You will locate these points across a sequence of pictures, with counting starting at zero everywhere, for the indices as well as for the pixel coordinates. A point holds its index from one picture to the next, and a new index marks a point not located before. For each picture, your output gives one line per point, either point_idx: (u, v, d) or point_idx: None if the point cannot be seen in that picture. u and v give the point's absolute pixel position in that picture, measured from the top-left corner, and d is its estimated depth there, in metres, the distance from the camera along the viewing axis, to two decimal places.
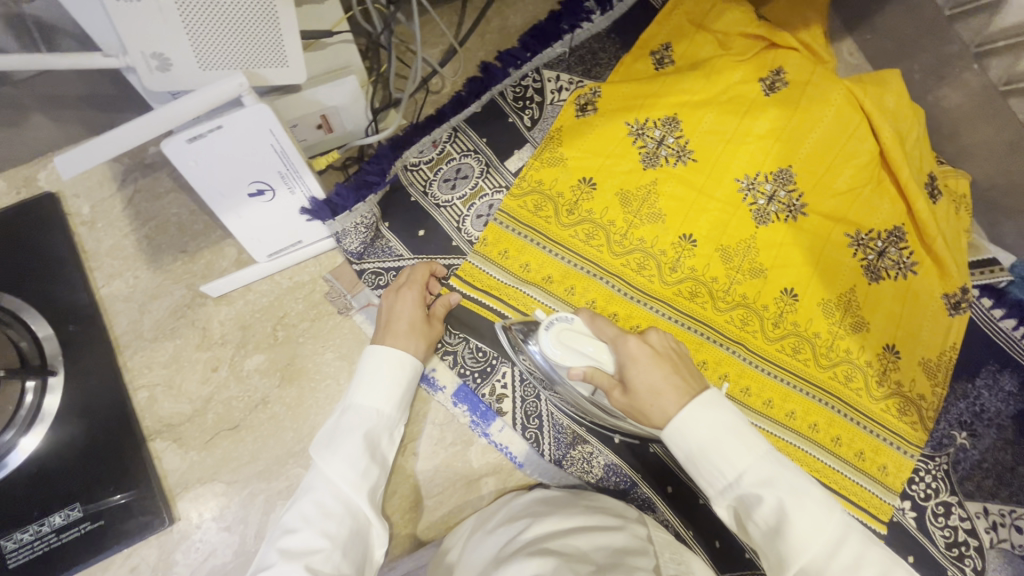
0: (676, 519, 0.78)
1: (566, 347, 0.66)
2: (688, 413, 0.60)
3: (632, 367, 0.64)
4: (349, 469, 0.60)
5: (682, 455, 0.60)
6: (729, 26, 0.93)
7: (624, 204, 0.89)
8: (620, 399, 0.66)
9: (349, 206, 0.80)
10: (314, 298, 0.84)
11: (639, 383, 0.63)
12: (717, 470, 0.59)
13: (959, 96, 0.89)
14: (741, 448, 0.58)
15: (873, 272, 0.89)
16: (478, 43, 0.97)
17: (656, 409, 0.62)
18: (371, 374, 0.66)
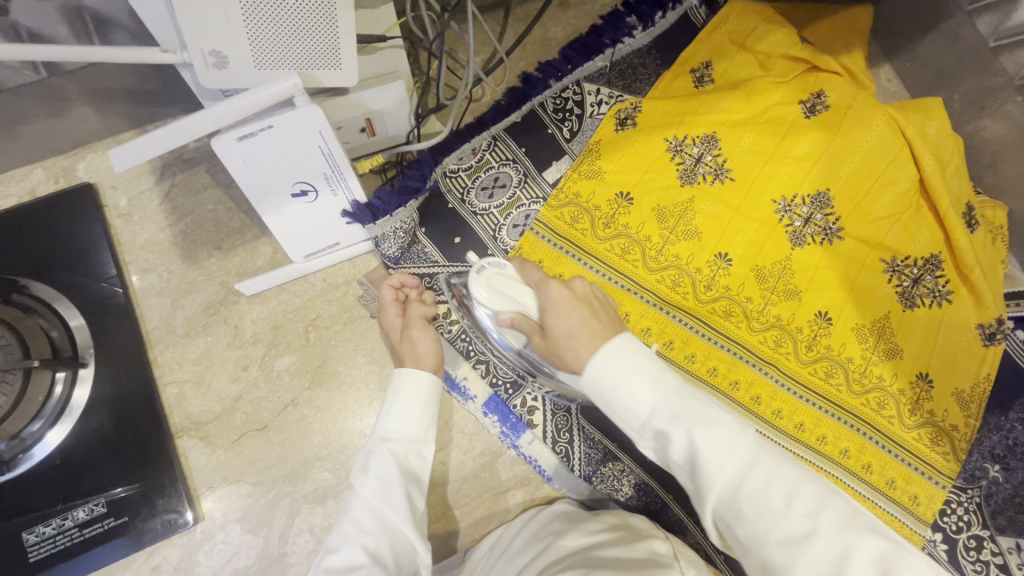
0: (708, 543, 0.76)
1: (494, 291, 0.69)
2: (601, 357, 0.57)
3: (552, 311, 0.65)
4: (383, 488, 0.58)
5: (596, 397, 0.58)
6: (771, 47, 0.93)
7: (660, 220, 0.89)
8: (542, 344, 0.67)
9: (390, 210, 0.79)
10: (347, 301, 0.83)
11: (557, 326, 0.64)
12: (627, 409, 0.55)
13: (1000, 127, 0.89)
14: (646, 379, 0.55)
15: (908, 299, 0.88)
16: (520, 54, 0.97)
17: (571, 352, 0.62)
18: (397, 394, 0.65)
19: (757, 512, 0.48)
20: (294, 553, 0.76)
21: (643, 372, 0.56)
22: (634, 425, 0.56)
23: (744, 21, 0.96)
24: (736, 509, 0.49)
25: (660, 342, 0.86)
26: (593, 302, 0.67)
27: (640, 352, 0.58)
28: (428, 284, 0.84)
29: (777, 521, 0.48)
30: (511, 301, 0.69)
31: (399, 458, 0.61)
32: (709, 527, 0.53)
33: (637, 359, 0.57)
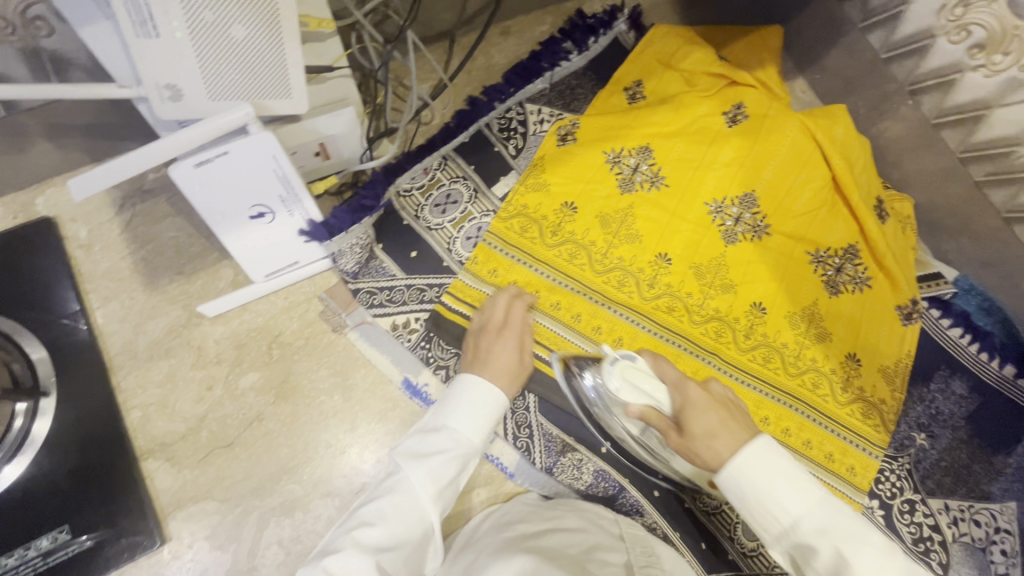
0: (664, 522, 0.81)
1: (628, 383, 0.67)
2: (749, 460, 0.60)
3: (692, 411, 0.67)
4: (432, 487, 0.66)
5: (737, 498, 0.62)
6: (694, 65, 1.03)
7: (604, 226, 0.96)
8: (675, 438, 0.69)
9: (345, 228, 0.82)
10: (309, 317, 0.87)
11: (695, 425, 0.66)
12: (771, 518, 0.59)
13: (899, 128, 0.99)
14: (798, 491, 0.58)
15: (832, 287, 0.96)
16: (466, 79, 1.04)
17: (712, 450, 0.64)
18: (463, 401, 0.72)
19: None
20: (263, 567, 0.77)
21: (792, 483, 0.59)
22: (774, 531, 0.59)
23: (668, 43, 1.05)
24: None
25: (611, 339, 0.90)
26: (730, 406, 0.69)
27: (788, 461, 0.61)
28: (387, 296, 0.87)
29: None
30: (647, 394, 0.68)
31: (452, 460, 0.69)
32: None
33: (789, 473, 0.59)
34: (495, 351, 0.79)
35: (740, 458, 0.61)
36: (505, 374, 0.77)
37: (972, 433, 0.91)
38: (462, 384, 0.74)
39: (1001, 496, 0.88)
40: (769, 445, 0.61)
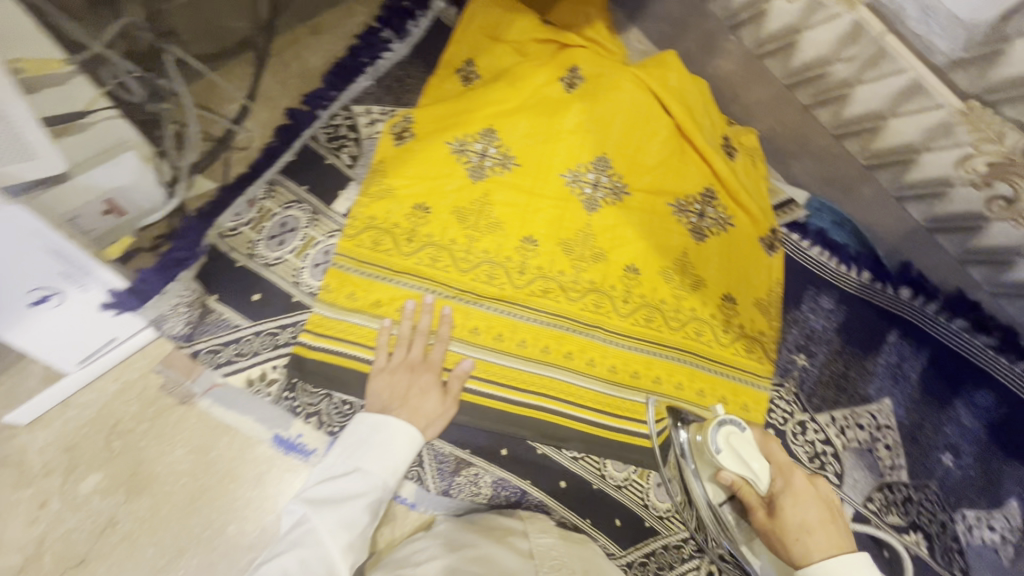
0: (572, 514, 0.82)
1: (734, 450, 0.63)
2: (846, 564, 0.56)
3: (790, 496, 0.62)
4: (343, 531, 0.60)
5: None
6: (521, 35, 0.99)
7: (462, 221, 0.90)
8: (760, 518, 0.63)
9: (158, 289, 0.74)
10: (148, 395, 0.77)
11: (789, 511, 0.61)
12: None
13: (730, 64, 1.01)
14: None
15: (698, 233, 0.97)
16: (280, 89, 0.94)
17: (799, 540, 0.59)
18: (379, 440, 0.68)
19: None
20: None
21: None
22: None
23: (491, 15, 1.00)
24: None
25: (492, 337, 0.86)
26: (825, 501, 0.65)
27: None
28: (236, 351, 0.78)
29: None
30: (745, 465, 0.63)
31: (365, 505, 0.63)
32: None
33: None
34: (418, 397, 0.75)
35: (833, 559, 0.57)
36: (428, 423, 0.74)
37: (845, 343, 0.96)
38: (376, 419, 0.69)
39: (877, 395, 0.93)
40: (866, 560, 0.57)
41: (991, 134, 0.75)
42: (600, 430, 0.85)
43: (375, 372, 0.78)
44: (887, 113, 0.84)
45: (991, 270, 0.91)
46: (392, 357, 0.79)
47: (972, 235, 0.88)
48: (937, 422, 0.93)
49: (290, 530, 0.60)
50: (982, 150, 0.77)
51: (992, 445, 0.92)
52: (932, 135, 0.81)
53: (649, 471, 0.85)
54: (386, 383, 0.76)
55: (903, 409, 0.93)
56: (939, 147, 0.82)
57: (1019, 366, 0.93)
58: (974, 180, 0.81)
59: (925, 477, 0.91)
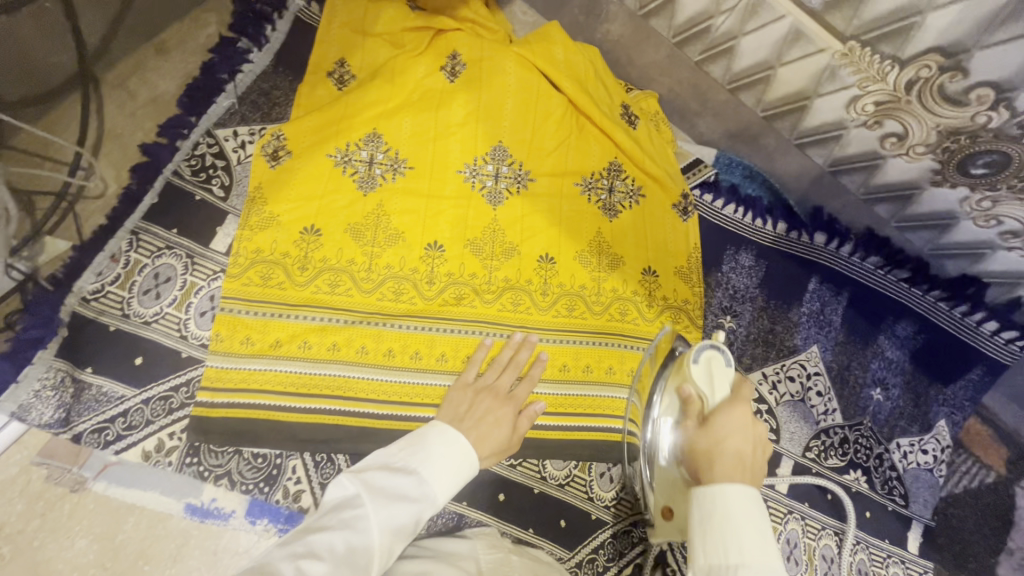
0: (512, 525, 0.81)
1: (707, 367, 0.66)
2: (733, 486, 0.51)
3: (727, 418, 0.60)
4: (392, 531, 0.57)
5: (695, 516, 0.51)
6: (391, 25, 0.91)
7: (357, 239, 0.83)
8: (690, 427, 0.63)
9: (14, 378, 0.69)
10: (35, 489, 0.70)
11: (717, 429, 0.59)
12: (710, 549, 0.48)
13: (617, 28, 0.96)
14: (748, 549, 0.47)
15: (611, 210, 0.92)
16: (133, 124, 0.85)
17: (709, 454, 0.56)
18: (448, 451, 0.66)
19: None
20: None
21: (746, 535, 0.48)
22: (703, 562, 0.48)
23: (355, 9, 0.92)
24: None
25: (408, 357, 0.80)
26: (760, 445, 0.59)
27: (763, 526, 0.49)
28: (124, 424, 0.72)
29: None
30: (708, 383, 0.65)
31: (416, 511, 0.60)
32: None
33: (757, 532, 0.48)
34: (486, 408, 0.74)
35: (725, 480, 0.52)
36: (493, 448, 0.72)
37: (768, 297, 0.95)
38: (450, 434, 0.68)
39: (804, 344, 0.94)
40: (754, 500, 0.51)
41: (873, 73, 0.73)
42: (582, 431, 0.84)
43: (459, 386, 0.77)
44: (774, 62, 0.82)
45: (894, 206, 0.90)
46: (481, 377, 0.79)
47: (872, 174, 0.87)
48: (863, 360, 0.94)
49: (344, 506, 0.58)
50: (868, 89, 0.75)
51: (917, 373, 0.94)
52: (819, 80, 0.79)
53: (588, 463, 0.85)
54: (463, 399, 0.75)
55: (830, 353, 0.94)
56: (828, 92, 0.80)
57: (931, 295, 0.95)
58: (864, 121, 0.80)
59: (859, 415, 0.92)
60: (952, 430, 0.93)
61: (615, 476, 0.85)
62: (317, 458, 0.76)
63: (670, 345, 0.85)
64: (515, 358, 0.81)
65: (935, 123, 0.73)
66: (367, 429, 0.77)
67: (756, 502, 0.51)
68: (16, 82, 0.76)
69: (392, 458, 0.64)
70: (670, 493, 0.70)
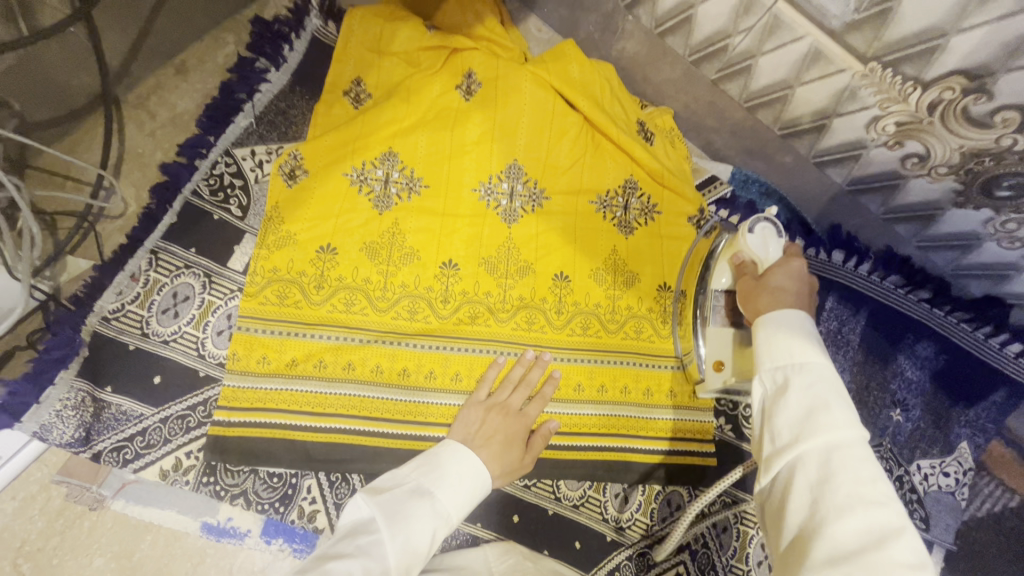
0: (527, 545, 0.80)
1: (763, 237, 0.73)
2: (792, 313, 0.58)
3: (783, 272, 0.66)
4: (408, 548, 0.58)
5: (761, 334, 0.57)
6: (406, 44, 0.91)
7: (373, 257, 0.83)
8: (750, 283, 0.69)
9: (34, 399, 0.69)
10: (54, 508, 0.71)
11: (777, 278, 0.66)
12: (775, 357, 0.54)
13: (633, 45, 0.96)
14: (809, 351, 0.53)
15: (626, 227, 0.92)
16: (153, 143, 0.86)
17: (771, 299, 0.63)
18: (457, 470, 0.67)
19: (850, 499, 0.44)
20: None
21: (804, 341, 0.54)
22: (769, 368, 0.54)
23: (371, 27, 0.92)
24: (820, 496, 0.45)
25: (422, 376, 0.80)
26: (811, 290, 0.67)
27: (815, 336, 0.55)
28: (142, 443, 0.72)
29: (861, 508, 0.43)
30: (762, 249, 0.72)
31: (429, 530, 0.61)
32: (767, 476, 0.50)
33: (812, 338, 0.54)
34: (495, 429, 0.75)
35: (788, 309, 0.59)
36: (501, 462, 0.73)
37: None
38: (457, 452, 0.69)
39: None
40: (809, 325, 0.57)
41: (894, 94, 0.72)
42: (598, 450, 0.83)
43: (468, 402, 0.79)
44: (792, 81, 0.81)
45: (915, 225, 0.89)
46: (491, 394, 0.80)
47: (892, 193, 0.86)
48: (883, 379, 0.93)
49: (353, 535, 0.58)
50: (889, 110, 0.74)
51: (938, 394, 0.92)
52: (840, 100, 0.78)
53: (603, 484, 0.84)
54: (477, 419, 0.76)
55: (848, 373, 0.93)
56: (848, 111, 0.79)
57: (953, 316, 0.93)
58: (886, 141, 0.79)
59: (878, 435, 0.91)
60: (975, 452, 0.90)
61: (631, 496, 0.84)
62: (331, 477, 0.76)
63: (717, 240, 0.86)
64: (528, 372, 0.82)
65: (959, 145, 0.72)
66: (381, 449, 0.77)
67: (807, 320, 0.58)
68: (41, 104, 0.77)
69: (405, 479, 0.65)
70: (723, 348, 0.77)
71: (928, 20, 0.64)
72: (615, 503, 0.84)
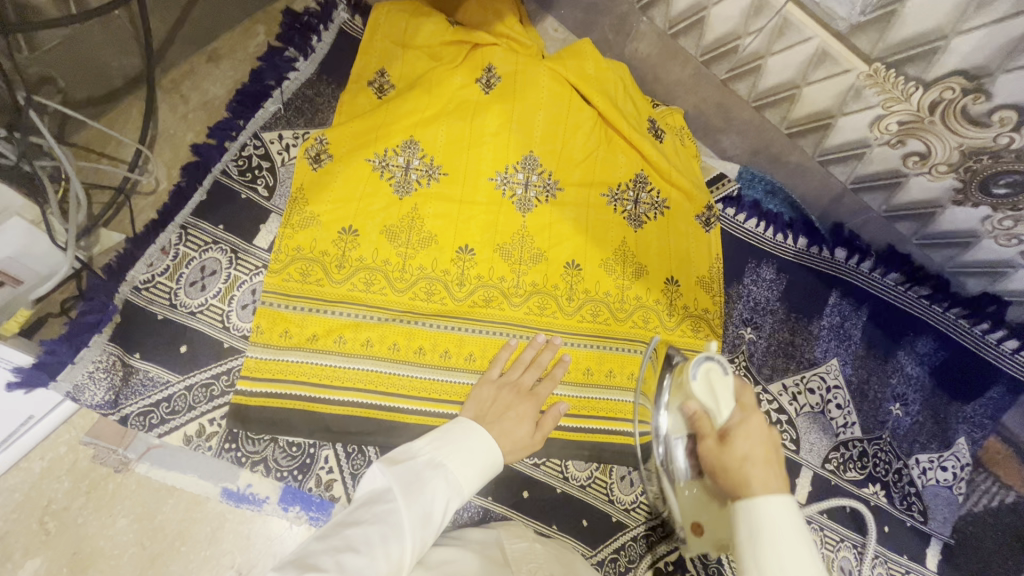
0: (537, 522, 0.83)
1: (707, 381, 0.69)
2: (768, 496, 0.51)
3: (744, 433, 0.62)
4: (423, 518, 0.59)
5: (743, 531, 0.50)
6: (430, 39, 0.95)
7: (392, 240, 0.86)
8: (713, 447, 0.63)
9: (69, 359, 0.72)
10: (80, 469, 0.75)
11: (741, 443, 0.61)
12: (764, 565, 0.47)
13: (645, 46, 1.00)
14: (802, 562, 0.46)
15: (636, 219, 0.95)
16: (184, 125, 0.90)
17: (741, 471, 0.56)
18: (465, 446, 0.68)
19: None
20: None
21: (796, 544, 0.47)
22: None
23: (396, 22, 0.96)
24: None
25: (437, 355, 0.83)
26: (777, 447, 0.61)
27: (805, 530, 0.49)
28: (167, 408, 0.76)
29: None
30: (711, 396, 0.68)
31: (442, 501, 0.62)
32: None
33: (802, 538, 0.48)
34: (512, 412, 0.77)
35: (763, 493, 0.52)
36: (516, 445, 0.75)
37: (789, 311, 0.97)
38: (470, 427, 0.71)
39: (824, 357, 0.95)
40: (795, 516, 0.49)
41: (897, 94, 0.76)
42: (606, 434, 0.86)
43: (483, 379, 0.81)
44: (800, 81, 0.85)
45: (916, 224, 0.92)
46: (504, 374, 0.82)
47: (894, 192, 0.89)
48: (883, 374, 0.95)
49: (369, 503, 0.60)
50: (892, 109, 0.78)
51: (936, 390, 0.95)
52: (844, 99, 0.82)
53: (610, 466, 0.87)
54: (490, 396, 0.78)
55: (850, 367, 0.95)
56: (853, 111, 0.82)
57: (951, 312, 0.96)
58: (888, 140, 0.82)
59: (878, 429, 0.93)
60: (972, 448, 0.93)
61: (636, 479, 0.87)
62: (348, 449, 0.79)
63: (669, 354, 0.87)
64: (539, 356, 0.84)
65: (958, 143, 0.76)
66: (396, 423, 0.79)
67: (792, 508, 0.50)
68: (83, 84, 0.81)
69: (417, 451, 0.66)
70: (697, 509, 0.73)
71: (930, 22, 0.67)
72: (620, 487, 0.86)
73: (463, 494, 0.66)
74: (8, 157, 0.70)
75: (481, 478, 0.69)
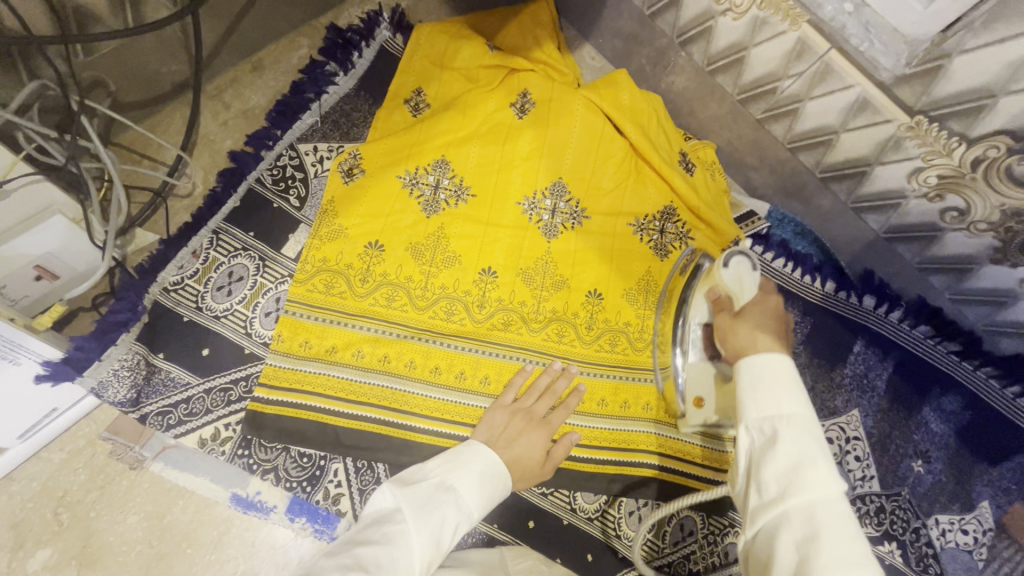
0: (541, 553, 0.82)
1: (737, 271, 0.72)
2: (773, 354, 0.54)
3: (757, 309, 0.68)
4: (432, 538, 0.58)
5: (744, 379, 0.54)
6: (469, 61, 0.96)
7: (417, 258, 0.86)
8: (727, 319, 0.69)
9: (97, 357, 0.74)
10: (97, 463, 0.77)
11: (755, 317, 0.66)
12: (762, 404, 0.52)
13: (682, 80, 1.00)
14: (795, 401, 0.51)
15: (661, 250, 0.94)
16: (223, 131, 0.93)
17: (750, 334, 0.63)
18: (482, 469, 0.68)
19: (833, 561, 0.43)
20: None
21: (789, 388, 0.52)
22: (756, 415, 0.52)
23: (437, 43, 0.98)
24: (805, 559, 0.44)
25: (453, 376, 0.83)
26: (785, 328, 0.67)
27: (798, 381, 0.53)
28: (185, 410, 0.77)
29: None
30: (736, 284, 0.71)
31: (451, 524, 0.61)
32: (751, 529, 0.49)
33: (795, 385, 0.52)
34: (524, 443, 0.76)
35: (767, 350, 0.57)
36: (524, 476, 0.75)
37: (811, 355, 0.96)
38: (484, 452, 0.71)
39: (845, 407, 0.93)
40: (788, 368, 0.54)
41: (938, 148, 0.74)
42: (615, 467, 0.85)
43: (496, 406, 0.80)
44: (838, 127, 0.84)
45: (949, 277, 0.90)
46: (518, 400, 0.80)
47: (929, 244, 0.87)
48: (906, 429, 0.92)
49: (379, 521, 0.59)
50: (932, 163, 0.77)
51: (963, 450, 0.90)
52: (883, 149, 0.81)
53: (620, 500, 0.85)
54: (503, 421, 0.78)
55: (872, 419, 0.93)
56: (891, 161, 0.81)
57: (982, 371, 0.92)
58: (927, 193, 0.81)
59: (897, 485, 0.90)
60: (996, 512, 0.88)
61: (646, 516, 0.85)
62: (358, 464, 0.79)
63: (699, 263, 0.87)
64: (557, 382, 0.83)
65: (1000, 203, 0.74)
66: (407, 442, 0.79)
67: (788, 363, 0.54)
68: (133, 88, 0.84)
69: (430, 472, 0.66)
70: (703, 384, 0.82)
71: (978, 80, 0.66)
72: (627, 523, 0.84)
73: (472, 517, 0.65)
74: (56, 159, 0.73)
75: (492, 503, 0.68)
